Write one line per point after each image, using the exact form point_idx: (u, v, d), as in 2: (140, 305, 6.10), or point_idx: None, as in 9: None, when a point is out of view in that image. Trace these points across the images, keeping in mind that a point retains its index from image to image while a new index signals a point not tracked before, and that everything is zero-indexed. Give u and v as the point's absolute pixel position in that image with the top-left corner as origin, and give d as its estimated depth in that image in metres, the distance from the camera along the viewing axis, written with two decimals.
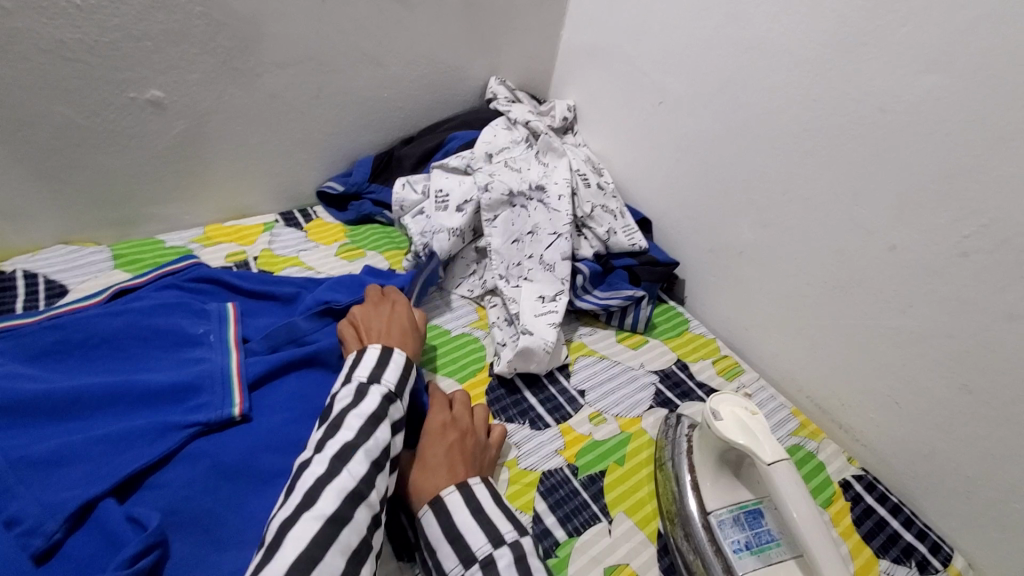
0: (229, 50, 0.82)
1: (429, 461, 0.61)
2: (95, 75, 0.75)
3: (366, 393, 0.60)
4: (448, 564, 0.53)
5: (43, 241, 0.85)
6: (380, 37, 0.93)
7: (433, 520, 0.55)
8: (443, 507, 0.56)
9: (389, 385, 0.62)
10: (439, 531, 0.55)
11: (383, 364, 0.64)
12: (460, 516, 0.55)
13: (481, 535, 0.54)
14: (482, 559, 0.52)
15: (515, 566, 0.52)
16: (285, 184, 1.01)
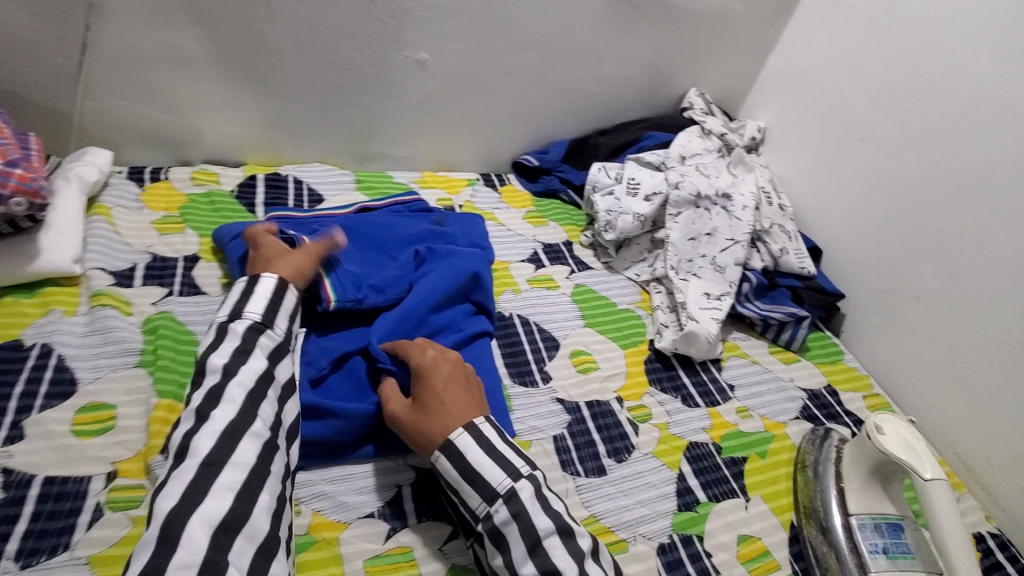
0: (488, 28, 0.96)
1: (428, 405, 0.59)
2: (387, 32, 0.93)
3: (230, 331, 0.59)
4: (473, 502, 0.55)
5: (307, 157, 1.05)
6: (608, 36, 1.04)
7: (447, 463, 0.56)
8: (455, 448, 0.56)
9: (255, 316, 0.61)
10: (456, 472, 0.56)
11: (245, 299, 0.62)
12: (473, 455, 0.56)
13: (499, 470, 0.55)
14: (505, 493, 0.54)
15: (537, 498, 0.54)
16: (490, 150, 1.15)
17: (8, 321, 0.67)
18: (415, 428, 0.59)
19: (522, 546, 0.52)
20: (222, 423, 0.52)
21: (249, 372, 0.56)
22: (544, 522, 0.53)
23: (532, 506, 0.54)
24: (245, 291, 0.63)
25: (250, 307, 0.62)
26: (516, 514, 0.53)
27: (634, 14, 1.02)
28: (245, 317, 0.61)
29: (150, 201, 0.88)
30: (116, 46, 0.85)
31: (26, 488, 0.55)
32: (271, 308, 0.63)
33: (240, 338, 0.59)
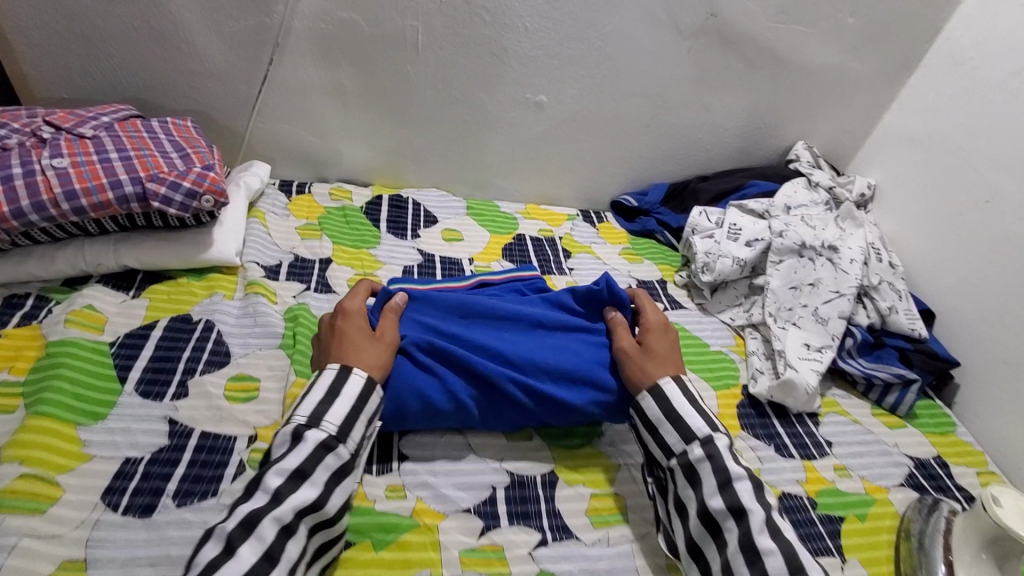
0: (604, 77, 1.04)
1: (645, 359, 0.68)
2: (512, 75, 1.03)
3: (303, 440, 0.56)
4: (670, 440, 0.63)
5: (425, 183, 1.16)
6: (718, 88, 1.08)
7: (653, 404, 0.64)
8: (663, 393, 0.64)
9: (331, 429, 0.58)
10: (660, 412, 0.64)
11: (328, 403, 0.59)
12: (677, 401, 0.64)
13: (699, 419, 0.63)
14: (703, 438, 0.61)
15: (729, 449, 0.61)
16: (591, 188, 1.21)
17: (182, 298, 0.80)
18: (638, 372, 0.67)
19: (715, 483, 0.58)
20: (242, 567, 0.48)
21: (297, 504, 0.53)
22: (738, 469, 0.59)
23: (727, 454, 0.60)
24: (330, 393, 0.60)
25: (329, 415, 0.58)
26: (710, 454, 0.60)
27: (747, 68, 1.06)
28: (323, 428, 0.57)
29: (296, 210, 1.01)
30: (288, 79, 1.01)
31: (187, 437, 0.64)
32: (350, 415, 0.59)
33: (298, 453, 0.55)
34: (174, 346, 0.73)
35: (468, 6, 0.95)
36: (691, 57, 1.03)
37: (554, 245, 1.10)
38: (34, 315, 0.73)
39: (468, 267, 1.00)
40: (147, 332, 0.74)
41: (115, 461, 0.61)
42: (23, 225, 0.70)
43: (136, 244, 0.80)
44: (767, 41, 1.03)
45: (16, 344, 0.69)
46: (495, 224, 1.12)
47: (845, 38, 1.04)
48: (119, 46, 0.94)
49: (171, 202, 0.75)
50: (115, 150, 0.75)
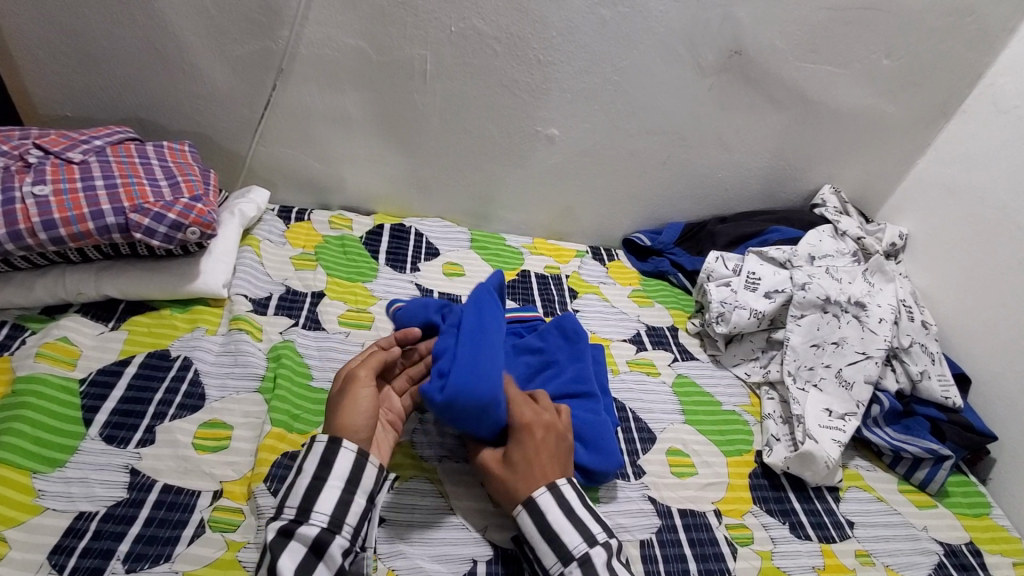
0: (620, 112, 0.99)
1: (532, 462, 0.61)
2: (523, 108, 0.99)
3: (295, 538, 0.52)
4: (548, 561, 0.57)
5: (430, 212, 1.13)
6: (739, 127, 1.02)
7: (528, 520, 0.58)
8: (537, 505, 0.58)
9: (322, 518, 0.53)
10: (535, 530, 0.58)
11: (315, 491, 0.54)
12: (552, 515, 0.58)
13: (576, 534, 0.57)
14: (580, 557, 0.56)
15: (609, 566, 0.56)
16: (602, 225, 1.15)
17: (163, 331, 0.76)
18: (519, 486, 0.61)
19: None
20: None
21: None
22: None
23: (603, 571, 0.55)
24: (317, 478, 0.55)
25: (319, 505, 0.54)
26: None
27: (771, 108, 1.01)
28: (314, 520, 0.53)
29: (292, 239, 0.98)
30: (292, 105, 0.98)
31: (147, 492, 0.59)
32: (343, 500, 0.55)
33: (284, 547, 0.51)
34: (146, 386, 0.69)
35: (480, 37, 0.91)
36: (713, 95, 0.98)
37: (560, 284, 1.04)
38: (6, 347, 0.70)
39: None
40: (120, 369, 0.70)
41: (67, 516, 0.56)
42: None
43: (118, 274, 0.77)
44: (794, 81, 0.97)
45: None
46: (499, 259, 1.06)
47: (879, 80, 0.98)
48: (124, 66, 0.93)
49: (155, 233, 0.74)
50: (101, 176, 0.73)
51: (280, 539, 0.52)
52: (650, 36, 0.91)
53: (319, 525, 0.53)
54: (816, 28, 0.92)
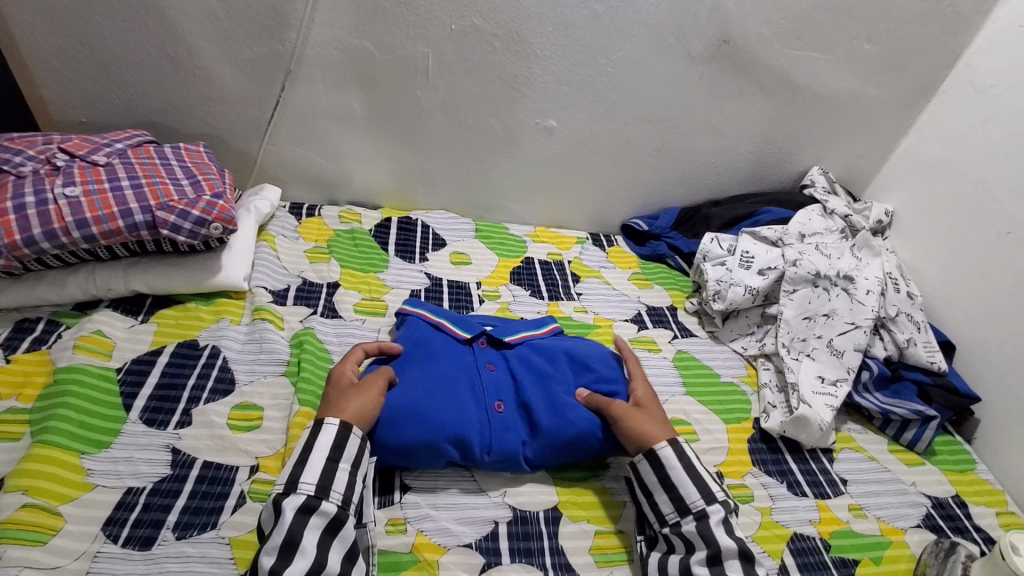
0: (615, 102, 1.03)
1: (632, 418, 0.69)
2: (522, 102, 1.03)
3: (314, 511, 0.56)
4: (666, 508, 0.64)
5: (435, 205, 1.17)
6: (730, 113, 1.07)
7: (648, 470, 0.66)
8: (659, 459, 0.65)
9: (338, 497, 0.58)
10: (656, 479, 0.65)
11: (331, 470, 0.59)
12: (674, 469, 0.65)
13: (695, 491, 0.63)
14: (697, 512, 0.62)
15: (724, 522, 0.61)
16: (601, 212, 1.20)
17: (190, 323, 0.80)
18: (630, 422, 0.68)
19: (702, 554, 0.59)
20: None
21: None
22: (729, 543, 0.59)
23: (717, 525, 0.61)
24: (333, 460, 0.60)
25: (303, 476, 0.57)
26: (702, 531, 0.61)
27: (760, 94, 1.05)
28: (301, 489, 0.56)
29: (305, 233, 1.02)
30: (301, 105, 1.02)
31: (189, 468, 0.64)
32: (327, 471, 0.59)
33: (304, 523, 0.55)
34: (179, 373, 0.73)
35: (479, 34, 0.95)
36: (703, 83, 1.02)
37: (563, 269, 1.08)
38: (44, 340, 0.74)
39: (476, 291, 0.99)
40: (154, 358, 0.74)
41: (117, 492, 0.61)
42: (35, 252, 0.72)
43: (144, 270, 0.81)
44: (781, 67, 1.02)
45: (25, 369, 0.70)
46: (504, 247, 1.11)
47: (860, 64, 1.03)
48: (137, 72, 0.96)
49: (180, 229, 0.78)
50: (126, 177, 0.77)
51: (298, 514, 0.55)
52: (642, 28, 0.95)
53: (306, 493, 0.56)
54: (800, 16, 0.97)
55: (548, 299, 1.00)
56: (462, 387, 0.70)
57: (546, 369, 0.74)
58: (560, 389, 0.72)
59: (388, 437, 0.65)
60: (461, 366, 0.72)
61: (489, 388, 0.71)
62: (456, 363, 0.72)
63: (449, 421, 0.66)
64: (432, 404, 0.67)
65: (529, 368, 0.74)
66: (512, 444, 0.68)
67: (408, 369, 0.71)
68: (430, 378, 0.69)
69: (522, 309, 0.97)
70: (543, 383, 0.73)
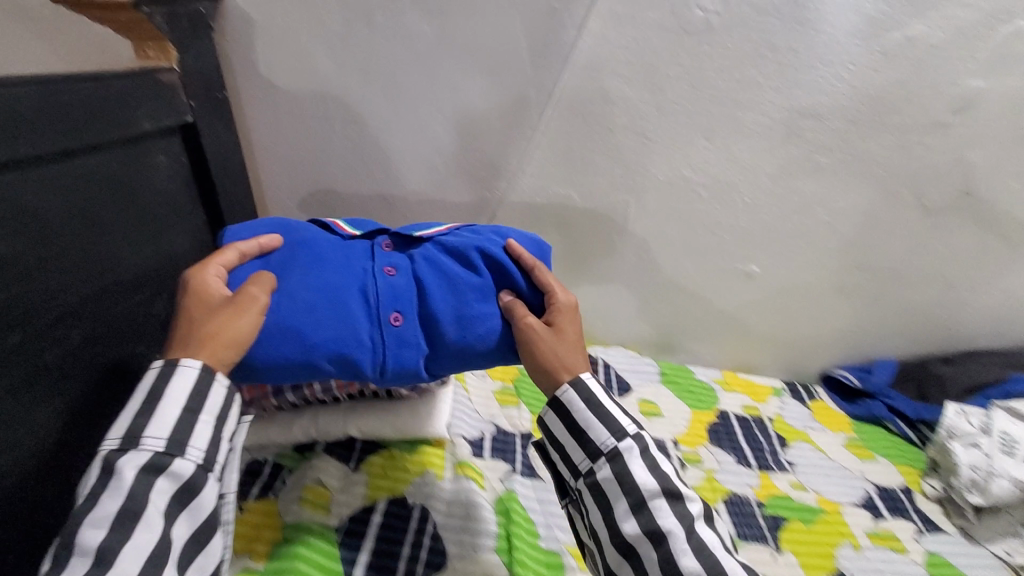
0: (829, 251, 0.96)
1: (559, 355, 0.65)
2: (725, 248, 0.98)
3: (168, 474, 0.51)
4: (576, 459, 0.62)
5: (612, 340, 1.13)
6: (965, 265, 0.95)
7: (556, 422, 0.64)
8: (565, 407, 0.63)
9: (199, 455, 0.53)
10: (564, 428, 0.63)
11: (189, 426, 0.53)
12: (577, 412, 0.62)
13: (603, 431, 0.61)
14: (608, 452, 0.60)
15: (635, 452, 0.60)
16: (797, 359, 1.09)
17: (396, 475, 0.79)
18: (542, 348, 0.64)
19: (624, 502, 0.58)
20: None
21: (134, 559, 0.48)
22: (650, 482, 0.59)
23: (633, 460, 0.60)
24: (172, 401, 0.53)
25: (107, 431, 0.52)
26: (618, 472, 0.59)
27: (1005, 248, 0.93)
28: (143, 447, 0.51)
29: (490, 371, 1.03)
30: None
31: None
32: (180, 424, 0.53)
33: (148, 482, 0.51)
34: (393, 538, 0.72)
35: (687, 184, 0.93)
36: (936, 234, 0.93)
37: (765, 428, 0.98)
38: (271, 486, 0.76)
39: (675, 452, 0.90)
40: (369, 516, 0.74)
41: None
42: (278, 398, 0.78)
43: (358, 413, 0.82)
44: None
45: (256, 521, 0.72)
46: (694, 396, 1.03)
47: None
48: (354, 213, 1.04)
49: None
50: None
51: (140, 474, 0.51)
52: (872, 179, 0.89)
53: (106, 449, 0.51)
54: None
55: (758, 468, 0.91)
56: (350, 296, 0.63)
57: (458, 276, 0.67)
58: (469, 295, 0.66)
59: (257, 353, 0.59)
60: (351, 274, 0.65)
61: (385, 300, 0.64)
62: (339, 271, 0.65)
63: (335, 323, 0.61)
64: (313, 317, 0.60)
65: (428, 270, 0.66)
66: (409, 359, 0.62)
67: (290, 273, 0.63)
68: (315, 287, 0.62)
69: (731, 482, 0.88)
70: (451, 288, 0.66)
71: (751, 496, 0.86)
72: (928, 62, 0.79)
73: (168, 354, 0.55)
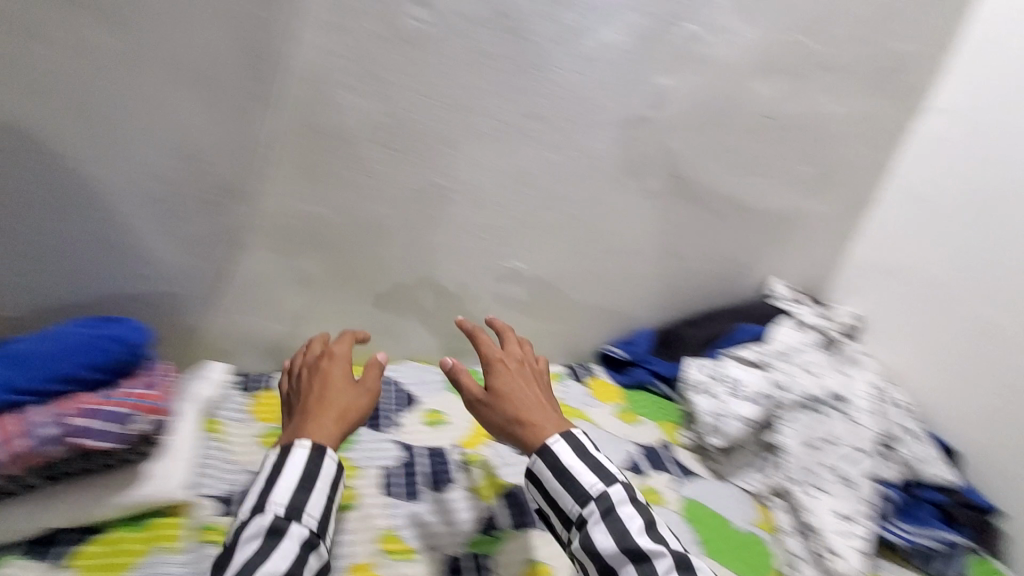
0: (578, 238, 1.04)
1: (503, 388, 0.75)
2: (487, 247, 1.01)
3: (285, 534, 0.60)
4: (568, 506, 0.66)
5: (400, 356, 1.10)
6: (690, 238, 1.08)
7: (542, 468, 0.68)
8: (535, 472, 0.68)
9: (311, 523, 0.62)
10: (557, 481, 0.67)
11: (304, 492, 0.64)
12: (566, 459, 0.67)
13: (593, 477, 0.66)
14: (577, 519, 0.65)
15: (626, 498, 0.65)
16: (576, 344, 1.16)
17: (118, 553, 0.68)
18: (519, 411, 0.73)
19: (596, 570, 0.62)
20: None
21: None
22: (608, 544, 0.62)
23: (597, 524, 0.63)
24: (279, 464, 0.65)
25: (274, 496, 0.62)
26: (620, 534, 0.62)
27: (715, 218, 1.08)
28: (305, 521, 0.62)
29: (256, 412, 0.92)
30: (250, 276, 0.96)
31: None
32: (299, 486, 0.64)
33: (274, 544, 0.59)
34: None
35: (438, 189, 0.95)
36: (663, 213, 1.04)
37: None
38: None
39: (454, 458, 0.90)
40: None
41: None
42: None
43: (62, 499, 0.68)
44: (730, 192, 1.05)
45: None
46: None
47: (802, 184, 1.07)
48: None
49: (106, 433, 0.67)
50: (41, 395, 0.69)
51: (268, 538, 0.59)
52: (597, 171, 0.98)
53: (276, 512, 0.61)
54: (740, 147, 1.01)
55: None
56: None
57: None
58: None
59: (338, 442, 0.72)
60: None
61: None
62: None
63: None
64: None
65: None
66: None
67: None
68: None
69: (511, 474, 0.89)
70: None
71: (525, 484, 0.88)
72: (621, 63, 0.90)
73: (281, 443, 0.69)
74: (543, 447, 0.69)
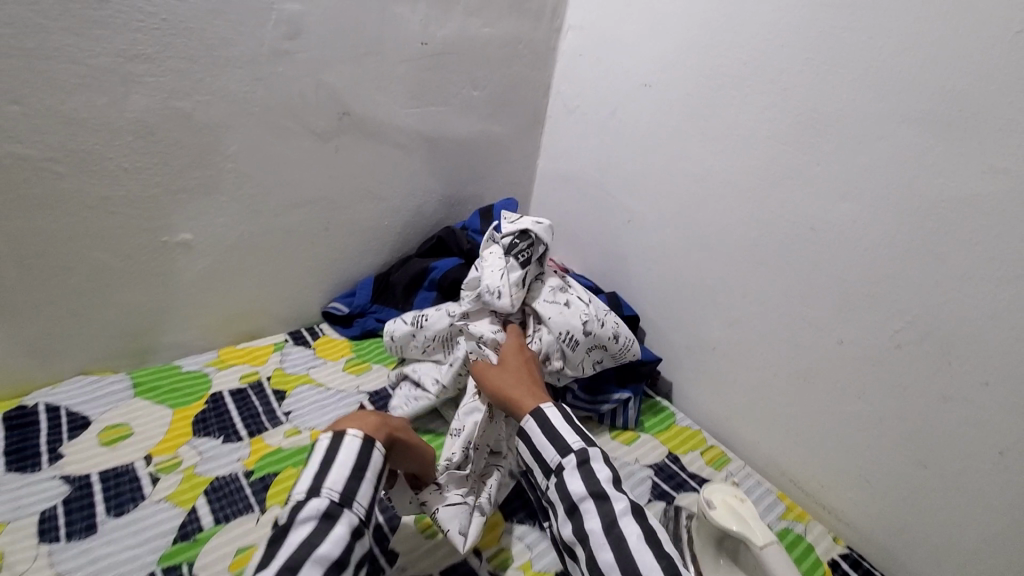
0: (254, 196, 0.93)
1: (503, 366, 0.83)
2: (135, 225, 0.84)
3: (337, 518, 0.57)
4: (548, 456, 0.70)
5: (64, 374, 0.89)
6: (382, 177, 1.06)
7: (534, 427, 0.73)
8: (542, 413, 0.73)
9: (361, 513, 0.59)
10: (541, 435, 0.72)
11: (358, 480, 0.60)
12: (555, 420, 0.73)
13: (575, 435, 0.71)
14: (556, 467, 0.69)
15: (604, 461, 0.69)
16: (293, 307, 1.09)
17: None
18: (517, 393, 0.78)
19: (564, 508, 0.67)
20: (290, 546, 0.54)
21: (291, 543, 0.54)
22: (579, 488, 0.66)
23: (573, 472, 0.68)
24: (360, 455, 0.62)
25: (330, 482, 0.59)
26: (582, 462, 0.68)
27: (402, 153, 1.06)
28: (355, 509, 0.59)
29: None
30: None
31: None
32: (358, 470, 0.61)
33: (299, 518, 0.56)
34: None
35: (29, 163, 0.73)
36: (343, 155, 0.99)
37: (261, 390, 0.94)
38: None
39: (144, 472, 0.78)
40: None
41: None
42: None
43: None
44: (408, 125, 1.04)
45: None
46: (177, 393, 0.92)
47: (477, 108, 1.11)
48: None
49: None
50: None
51: (321, 519, 0.57)
52: (248, 117, 0.87)
53: (333, 498, 0.58)
54: (404, 77, 0.99)
55: (249, 436, 0.86)
56: None
57: None
58: None
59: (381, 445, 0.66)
60: None
61: None
62: None
63: None
64: None
65: None
66: None
67: None
68: None
69: (210, 466, 0.80)
70: None
71: (238, 471, 0.80)
72: None
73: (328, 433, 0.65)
74: (533, 410, 0.74)
